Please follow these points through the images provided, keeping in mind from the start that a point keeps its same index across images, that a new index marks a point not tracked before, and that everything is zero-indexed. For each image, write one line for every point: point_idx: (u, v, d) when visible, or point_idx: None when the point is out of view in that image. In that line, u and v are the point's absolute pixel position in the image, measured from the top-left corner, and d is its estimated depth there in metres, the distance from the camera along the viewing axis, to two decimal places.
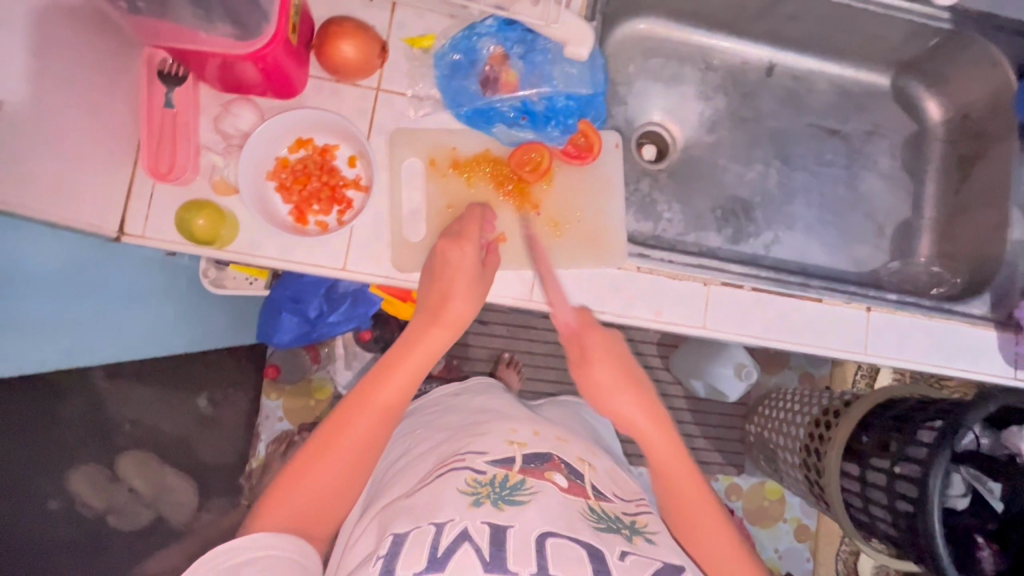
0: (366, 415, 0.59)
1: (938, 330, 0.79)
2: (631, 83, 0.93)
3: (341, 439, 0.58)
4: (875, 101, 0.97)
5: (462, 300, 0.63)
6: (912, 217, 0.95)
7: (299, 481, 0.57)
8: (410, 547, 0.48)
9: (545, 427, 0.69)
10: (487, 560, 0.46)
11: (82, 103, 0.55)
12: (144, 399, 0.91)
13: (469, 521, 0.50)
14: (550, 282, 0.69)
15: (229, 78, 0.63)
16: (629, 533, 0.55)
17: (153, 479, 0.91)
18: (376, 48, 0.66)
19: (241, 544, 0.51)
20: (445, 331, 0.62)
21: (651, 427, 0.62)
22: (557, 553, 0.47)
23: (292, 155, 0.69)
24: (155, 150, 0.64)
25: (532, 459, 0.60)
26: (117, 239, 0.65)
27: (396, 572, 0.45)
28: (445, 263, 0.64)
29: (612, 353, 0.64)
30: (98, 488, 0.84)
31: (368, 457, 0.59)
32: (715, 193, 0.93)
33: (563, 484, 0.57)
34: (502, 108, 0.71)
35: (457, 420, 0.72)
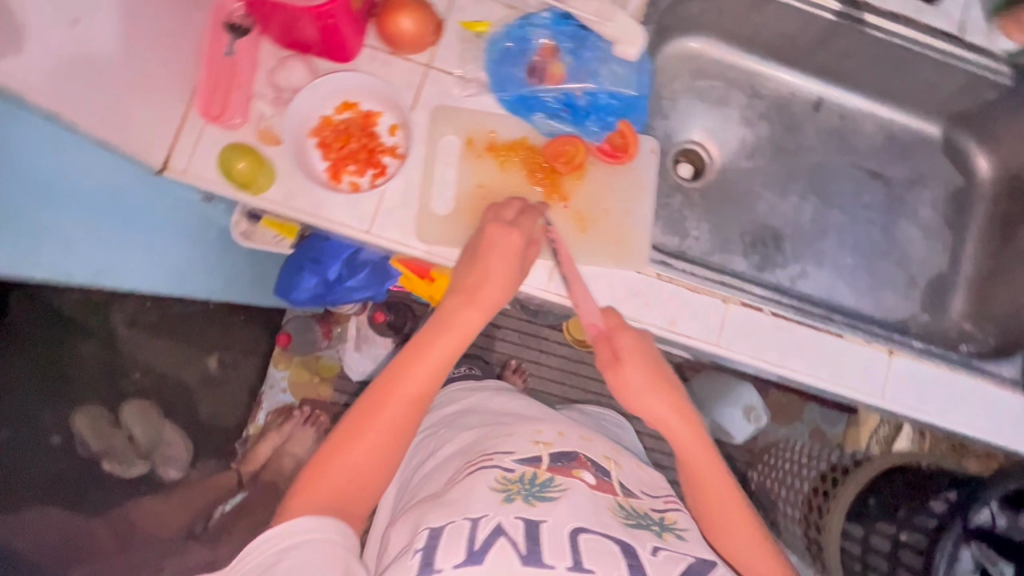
0: (396, 398, 0.60)
1: (964, 387, 0.76)
2: (675, 100, 0.94)
3: (371, 423, 0.59)
4: (922, 150, 0.95)
5: (499, 283, 0.63)
6: (947, 272, 0.92)
7: (333, 464, 0.57)
8: (449, 538, 0.50)
9: (568, 427, 0.69)
10: (524, 554, 0.48)
11: (154, 35, 0.58)
12: (157, 352, 1.07)
13: (502, 517, 0.51)
14: (578, 286, 0.67)
15: (291, 33, 0.67)
16: (659, 529, 0.56)
17: (150, 427, 1.04)
18: (432, 25, 0.68)
19: (280, 531, 0.51)
20: (477, 313, 0.63)
21: (683, 431, 0.64)
22: (590, 549, 0.49)
23: (336, 116, 0.71)
24: (211, 93, 0.67)
25: (559, 457, 0.61)
26: (160, 171, 0.67)
27: (437, 565, 0.48)
28: (492, 244, 0.64)
29: (644, 354, 0.65)
30: (96, 429, 0.99)
31: (395, 440, 0.60)
32: (746, 218, 0.92)
33: (592, 482, 0.58)
34: (545, 98, 0.72)
35: (479, 419, 0.73)
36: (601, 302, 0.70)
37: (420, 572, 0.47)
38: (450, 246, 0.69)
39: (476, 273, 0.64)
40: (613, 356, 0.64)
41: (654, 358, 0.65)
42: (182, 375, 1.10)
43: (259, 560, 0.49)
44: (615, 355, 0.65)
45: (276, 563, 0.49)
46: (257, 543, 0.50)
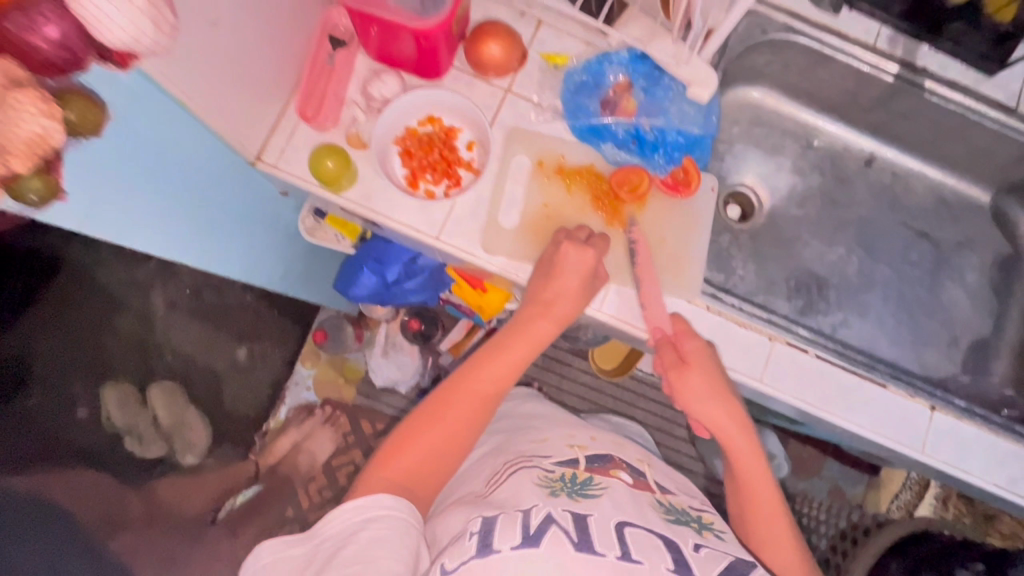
0: (467, 393, 0.64)
1: (1006, 451, 0.76)
2: (731, 144, 0.98)
3: (446, 412, 0.62)
4: (971, 214, 0.97)
5: (571, 301, 0.67)
6: (990, 336, 0.93)
7: (408, 444, 0.61)
8: (502, 525, 0.51)
9: (601, 433, 0.75)
10: (577, 541, 0.50)
11: (272, 39, 0.63)
12: (187, 329, 0.96)
13: (551, 507, 0.54)
14: (650, 289, 0.71)
15: (387, 49, 0.71)
16: (699, 526, 0.58)
17: (173, 413, 0.98)
18: (518, 55, 0.74)
19: (363, 503, 0.54)
20: (551, 324, 0.67)
21: (737, 441, 0.63)
22: (635, 539, 0.51)
23: (420, 128, 0.76)
24: (309, 96, 0.73)
25: (595, 459, 0.66)
26: (253, 163, 0.72)
27: (494, 546, 0.49)
28: (566, 261, 0.67)
29: (708, 361, 0.66)
30: (125, 405, 0.90)
31: (466, 432, 0.63)
32: (792, 263, 0.94)
33: (629, 480, 0.62)
34: (615, 130, 0.76)
35: (509, 423, 0.78)
36: None
37: (479, 552, 0.49)
38: (512, 258, 0.72)
39: (554, 281, 0.67)
40: (677, 360, 0.66)
41: (715, 368, 0.66)
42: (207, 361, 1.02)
43: (340, 528, 0.53)
44: (680, 359, 0.66)
45: (358, 531, 0.52)
46: (338, 512, 0.54)
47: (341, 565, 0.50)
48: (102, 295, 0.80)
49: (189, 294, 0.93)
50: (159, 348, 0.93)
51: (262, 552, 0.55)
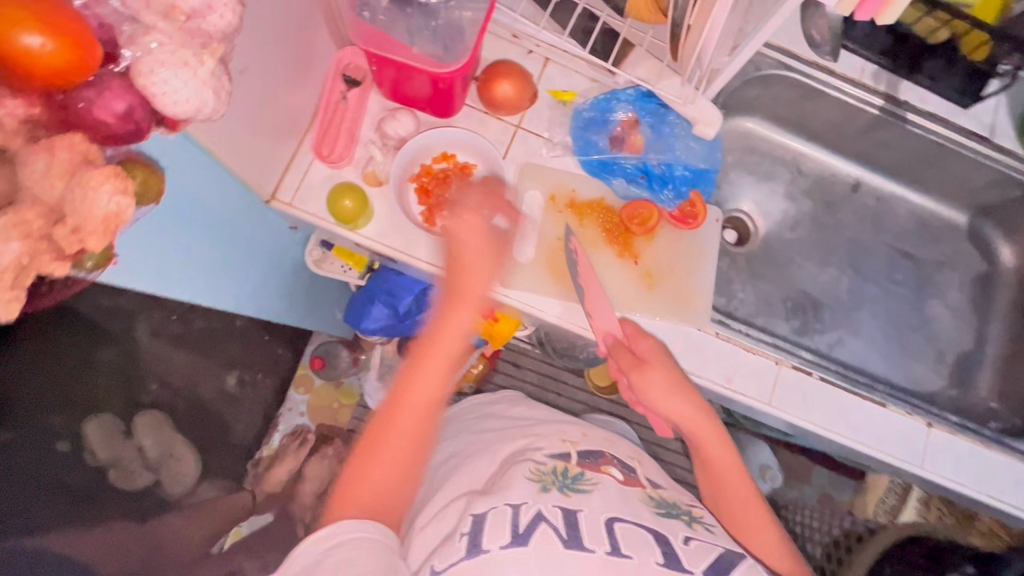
0: (409, 403, 0.60)
1: (997, 463, 0.80)
2: (726, 172, 1.02)
3: (397, 418, 0.60)
4: (950, 235, 1.03)
5: (483, 278, 0.64)
6: (973, 351, 0.98)
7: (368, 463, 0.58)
8: (493, 524, 0.54)
9: (593, 429, 0.76)
10: (565, 538, 0.53)
11: (291, 82, 0.64)
12: (172, 361, 0.88)
13: (542, 505, 0.56)
14: (592, 293, 0.70)
15: (402, 88, 0.73)
16: (689, 519, 0.60)
17: (160, 438, 0.87)
18: (530, 93, 0.76)
19: (323, 535, 0.52)
20: (471, 313, 0.64)
21: (706, 432, 0.67)
22: (625, 534, 0.54)
23: (434, 165, 0.78)
24: (324, 134, 0.74)
25: (586, 455, 0.67)
26: (267, 203, 0.72)
27: (484, 546, 0.52)
28: (460, 241, 0.65)
29: (664, 358, 0.69)
30: (107, 436, 0.76)
31: (421, 436, 0.60)
32: (788, 285, 0.98)
33: (620, 476, 0.64)
34: (624, 164, 0.79)
35: (500, 423, 0.80)
36: None
37: (469, 553, 0.52)
38: (528, 292, 0.74)
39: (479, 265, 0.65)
40: (635, 361, 0.68)
41: (666, 356, 0.70)
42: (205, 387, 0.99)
43: (307, 556, 0.51)
44: (638, 359, 0.69)
45: (324, 559, 0.50)
46: (301, 544, 0.51)
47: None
48: (91, 331, 0.69)
49: (177, 318, 0.84)
50: (145, 378, 0.83)
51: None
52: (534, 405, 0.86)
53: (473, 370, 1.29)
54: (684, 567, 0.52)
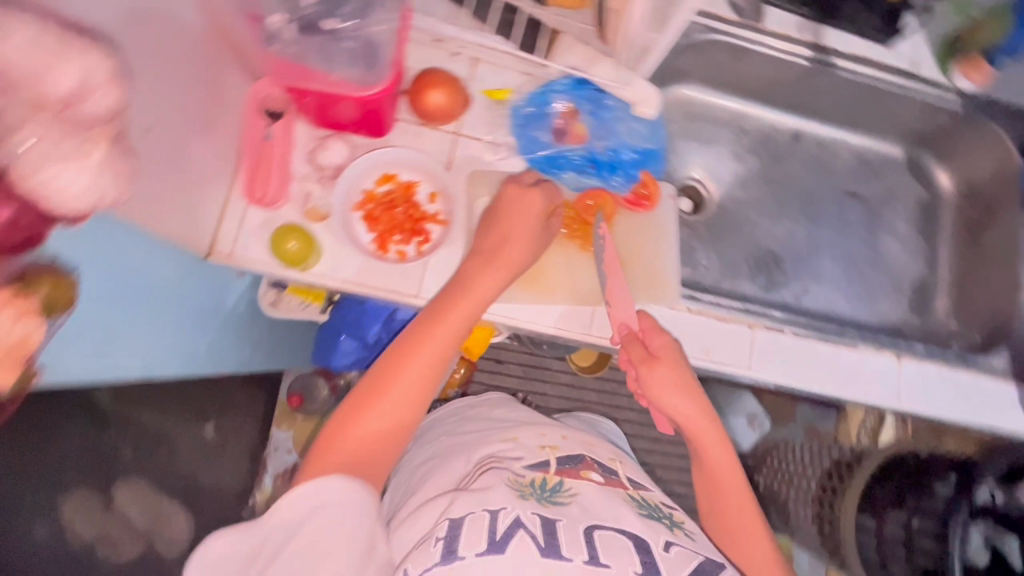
0: (410, 365, 0.62)
1: (962, 383, 0.84)
2: (672, 142, 1.02)
3: (384, 394, 0.62)
4: (891, 169, 1.06)
5: (518, 244, 0.68)
6: (927, 277, 1.02)
7: (351, 427, 0.61)
8: (468, 529, 0.55)
9: (572, 431, 0.76)
10: (543, 546, 0.53)
11: (206, 129, 0.60)
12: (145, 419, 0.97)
13: (521, 510, 0.57)
14: (615, 283, 0.73)
15: (328, 113, 0.69)
16: (670, 523, 0.62)
17: (147, 510, 0.98)
18: (462, 97, 0.74)
19: (309, 495, 0.55)
20: (499, 272, 0.66)
21: (700, 425, 0.68)
22: (605, 542, 0.55)
23: (378, 188, 0.73)
24: (254, 176, 0.69)
25: (566, 460, 0.68)
26: (206, 257, 0.68)
27: (459, 552, 0.53)
28: (509, 207, 0.69)
29: (676, 357, 0.69)
30: (90, 516, 0.91)
31: (406, 417, 0.62)
32: (748, 245, 1.00)
33: (600, 480, 0.65)
34: (571, 156, 0.78)
35: (479, 426, 0.79)
36: None
37: (443, 559, 0.53)
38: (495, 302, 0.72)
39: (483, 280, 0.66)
40: (647, 356, 0.69)
41: (676, 355, 0.69)
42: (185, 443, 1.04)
43: (287, 517, 0.54)
44: (648, 355, 0.69)
45: (307, 521, 0.53)
46: (282, 504, 0.54)
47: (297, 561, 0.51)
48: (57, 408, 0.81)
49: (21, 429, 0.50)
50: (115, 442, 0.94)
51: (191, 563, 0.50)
52: (518, 406, 0.85)
53: (456, 377, 1.27)
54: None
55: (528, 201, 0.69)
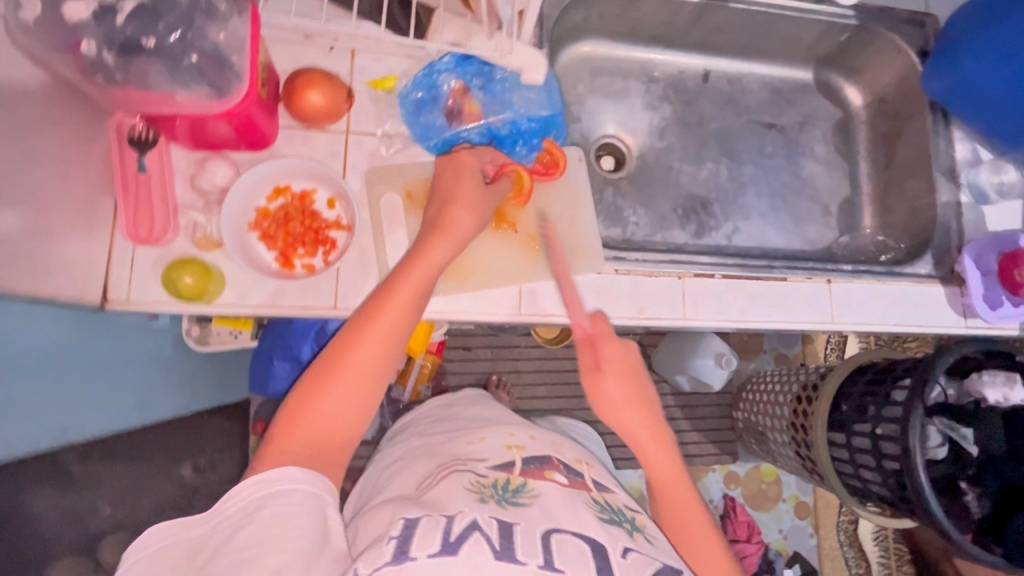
0: (361, 345, 0.59)
1: (892, 293, 0.86)
2: (583, 102, 0.99)
3: (333, 386, 0.58)
4: (803, 93, 1.06)
5: (466, 213, 0.66)
6: (852, 195, 1.04)
7: (299, 418, 0.57)
8: (424, 530, 0.51)
9: (542, 431, 0.74)
10: (497, 549, 0.50)
11: (55, 176, 0.55)
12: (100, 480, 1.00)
13: (478, 514, 0.54)
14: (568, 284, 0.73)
15: (201, 136, 0.65)
16: (630, 528, 0.60)
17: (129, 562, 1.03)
18: (344, 94, 0.70)
19: (268, 479, 0.52)
20: (448, 243, 0.64)
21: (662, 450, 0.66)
22: (561, 545, 0.52)
23: (271, 205, 0.70)
24: (135, 214, 0.65)
25: (532, 460, 0.66)
26: (101, 308, 0.64)
27: (412, 553, 0.48)
28: (454, 176, 0.68)
29: (626, 363, 0.68)
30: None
31: (360, 408, 0.59)
32: (674, 193, 0.99)
33: (564, 481, 0.62)
34: (469, 136, 0.75)
35: (451, 425, 0.77)
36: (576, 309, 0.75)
37: (394, 559, 0.48)
38: None
39: (416, 269, 0.62)
40: (595, 362, 0.68)
41: (637, 367, 0.69)
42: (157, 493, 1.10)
43: (242, 506, 0.50)
44: (598, 362, 0.68)
45: (260, 509, 0.50)
46: (239, 490, 0.51)
47: (238, 551, 0.47)
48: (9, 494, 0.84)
49: None
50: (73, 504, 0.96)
51: (145, 539, 0.49)
52: (489, 403, 0.84)
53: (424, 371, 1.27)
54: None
55: (457, 194, 0.67)
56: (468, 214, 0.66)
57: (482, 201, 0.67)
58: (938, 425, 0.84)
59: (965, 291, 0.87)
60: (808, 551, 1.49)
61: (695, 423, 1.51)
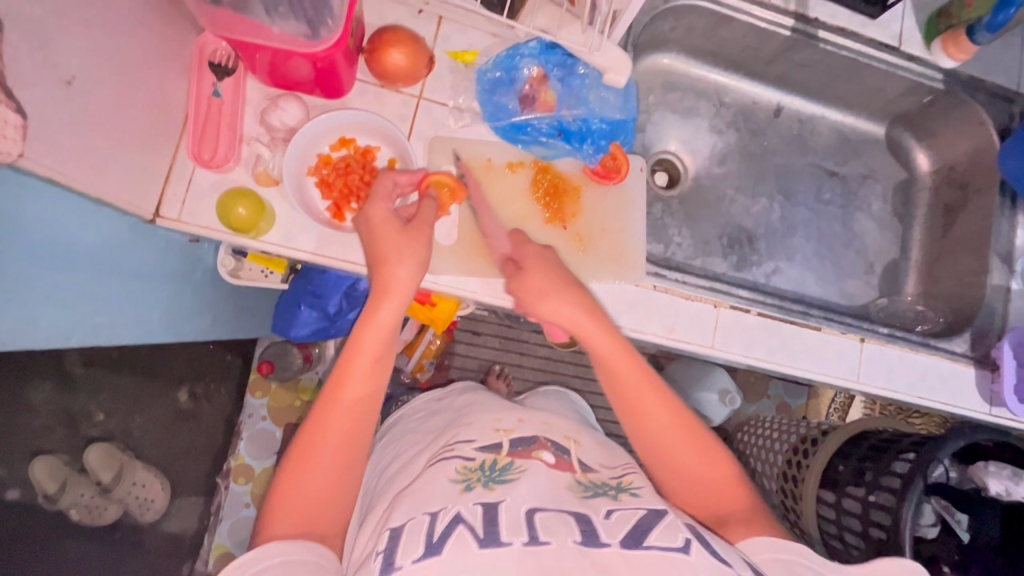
0: (329, 428, 0.56)
1: (924, 363, 0.85)
2: (650, 113, 0.99)
3: (310, 473, 0.54)
4: (871, 147, 1.04)
5: (405, 266, 0.61)
6: (899, 258, 1.02)
7: (285, 508, 0.53)
8: (406, 538, 0.49)
9: (531, 413, 0.70)
10: (481, 536, 0.48)
11: (140, 83, 0.57)
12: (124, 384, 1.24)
13: (461, 506, 0.52)
14: (485, 283, 0.71)
15: (279, 73, 0.65)
16: (615, 493, 0.57)
17: (109, 467, 1.22)
18: (425, 59, 0.69)
19: (259, 555, 0.49)
20: (395, 301, 0.60)
21: (623, 360, 0.62)
22: (545, 522, 0.50)
23: (334, 154, 0.72)
24: (200, 136, 0.66)
25: (519, 441, 0.62)
26: (151, 221, 0.65)
27: (397, 563, 0.47)
28: (376, 229, 0.63)
29: (545, 261, 0.67)
30: (106, 457, 1.22)
31: (343, 486, 0.56)
32: (722, 221, 0.98)
33: (551, 461, 0.59)
34: (538, 125, 0.75)
35: (443, 418, 0.75)
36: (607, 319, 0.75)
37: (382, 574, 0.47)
38: (456, 276, 0.70)
39: (370, 334, 0.59)
40: (517, 268, 0.67)
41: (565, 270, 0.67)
42: (161, 405, 1.29)
43: None
44: (520, 267, 0.68)
45: None
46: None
47: None
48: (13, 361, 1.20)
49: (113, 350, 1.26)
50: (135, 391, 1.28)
51: None
52: (479, 391, 0.81)
53: (432, 347, 1.26)
54: (602, 541, 0.49)
55: (386, 249, 0.62)
56: (406, 264, 0.61)
57: (414, 248, 0.62)
58: (935, 504, 0.82)
59: (996, 377, 0.85)
60: None
61: None
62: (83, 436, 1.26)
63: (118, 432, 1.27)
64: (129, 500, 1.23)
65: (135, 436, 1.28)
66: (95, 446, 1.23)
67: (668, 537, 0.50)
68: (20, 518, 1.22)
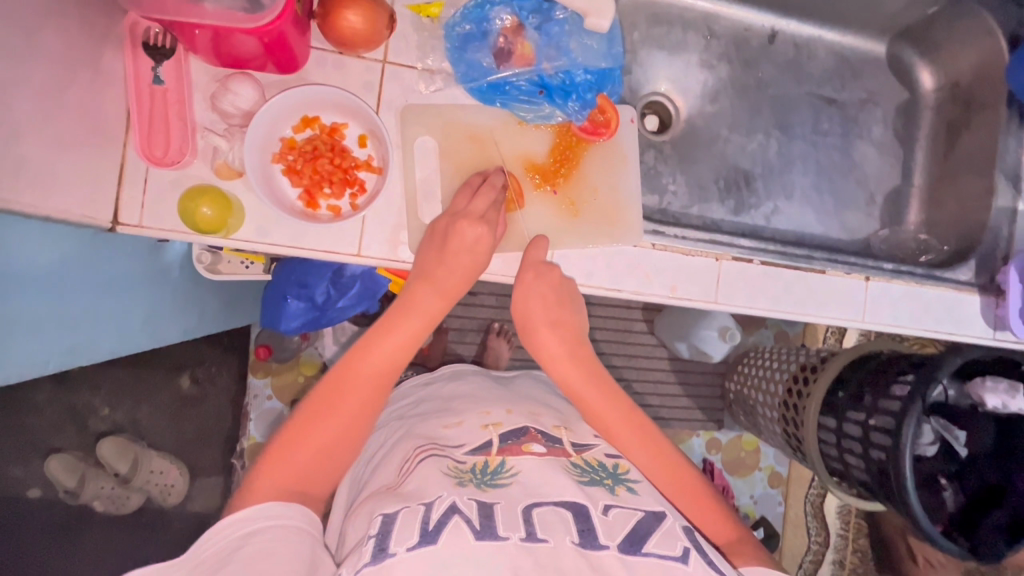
0: (352, 388, 0.59)
1: (928, 295, 0.83)
2: (636, 51, 0.91)
3: (319, 426, 0.57)
4: (872, 68, 0.98)
5: (465, 274, 0.64)
6: (901, 184, 0.98)
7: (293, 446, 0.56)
8: (402, 523, 0.48)
9: (518, 404, 0.70)
10: (478, 529, 0.48)
11: (69, 79, 0.50)
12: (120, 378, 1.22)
13: (456, 496, 0.51)
14: None
15: (225, 51, 0.58)
16: (612, 484, 0.57)
17: (123, 458, 1.21)
18: (386, 20, 0.62)
19: (252, 514, 0.50)
20: (441, 296, 0.63)
21: (587, 387, 0.66)
22: (543, 519, 0.50)
23: (297, 136, 0.66)
24: (148, 130, 0.60)
25: (509, 435, 0.61)
26: (111, 230, 0.60)
27: (390, 549, 0.45)
28: (460, 238, 0.63)
29: (552, 288, 0.67)
30: (120, 448, 1.22)
31: (348, 445, 0.58)
32: (717, 163, 0.93)
33: (542, 452, 0.59)
34: (517, 82, 0.69)
35: (428, 405, 0.73)
36: (603, 283, 0.72)
37: (374, 558, 0.45)
38: None
39: (405, 323, 0.62)
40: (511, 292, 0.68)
41: (562, 289, 0.68)
42: (162, 395, 1.28)
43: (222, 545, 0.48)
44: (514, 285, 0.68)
45: (242, 546, 0.48)
46: (220, 525, 0.49)
47: None
48: None
49: None
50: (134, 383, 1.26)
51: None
52: (470, 377, 0.80)
53: None
54: (600, 544, 0.49)
55: (462, 252, 0.63)
56: (467, 269, 0.64)
57: (479, 253, 0.64)
58: (935, 424, 0.79)
59: (1001, 302, 0.84)
60: (774, 517, 1.46)
61: (688, 388, 1.46)
62: (90, 432, 1.25)
63: (125, 425, 1.27)
64: (150, 487, 1.23)
65: (143, 426, 1.28)
66: (109, 439, 1.22)
67: (667, 544, 0.50)
68: (42, 516, 1.23)
